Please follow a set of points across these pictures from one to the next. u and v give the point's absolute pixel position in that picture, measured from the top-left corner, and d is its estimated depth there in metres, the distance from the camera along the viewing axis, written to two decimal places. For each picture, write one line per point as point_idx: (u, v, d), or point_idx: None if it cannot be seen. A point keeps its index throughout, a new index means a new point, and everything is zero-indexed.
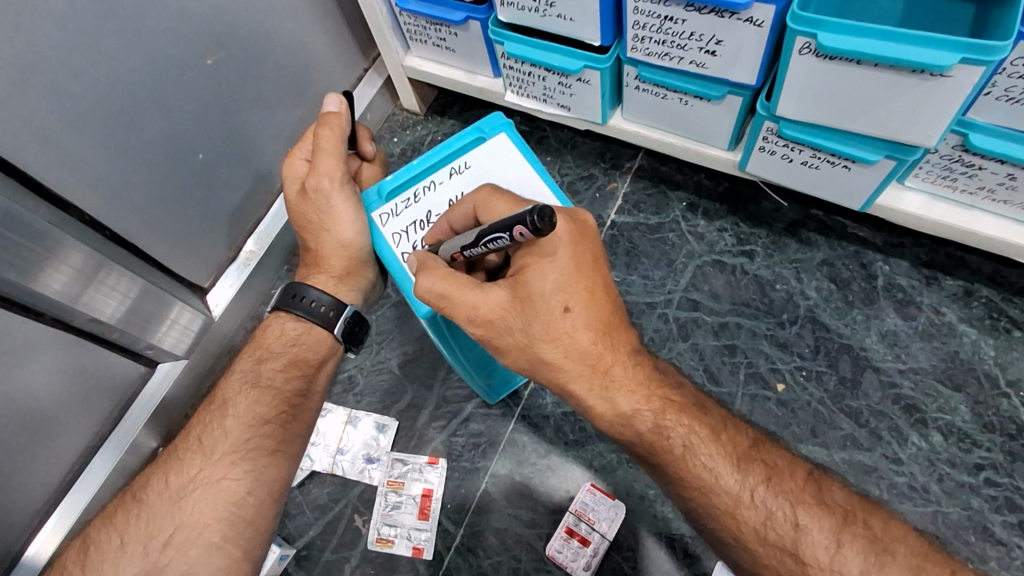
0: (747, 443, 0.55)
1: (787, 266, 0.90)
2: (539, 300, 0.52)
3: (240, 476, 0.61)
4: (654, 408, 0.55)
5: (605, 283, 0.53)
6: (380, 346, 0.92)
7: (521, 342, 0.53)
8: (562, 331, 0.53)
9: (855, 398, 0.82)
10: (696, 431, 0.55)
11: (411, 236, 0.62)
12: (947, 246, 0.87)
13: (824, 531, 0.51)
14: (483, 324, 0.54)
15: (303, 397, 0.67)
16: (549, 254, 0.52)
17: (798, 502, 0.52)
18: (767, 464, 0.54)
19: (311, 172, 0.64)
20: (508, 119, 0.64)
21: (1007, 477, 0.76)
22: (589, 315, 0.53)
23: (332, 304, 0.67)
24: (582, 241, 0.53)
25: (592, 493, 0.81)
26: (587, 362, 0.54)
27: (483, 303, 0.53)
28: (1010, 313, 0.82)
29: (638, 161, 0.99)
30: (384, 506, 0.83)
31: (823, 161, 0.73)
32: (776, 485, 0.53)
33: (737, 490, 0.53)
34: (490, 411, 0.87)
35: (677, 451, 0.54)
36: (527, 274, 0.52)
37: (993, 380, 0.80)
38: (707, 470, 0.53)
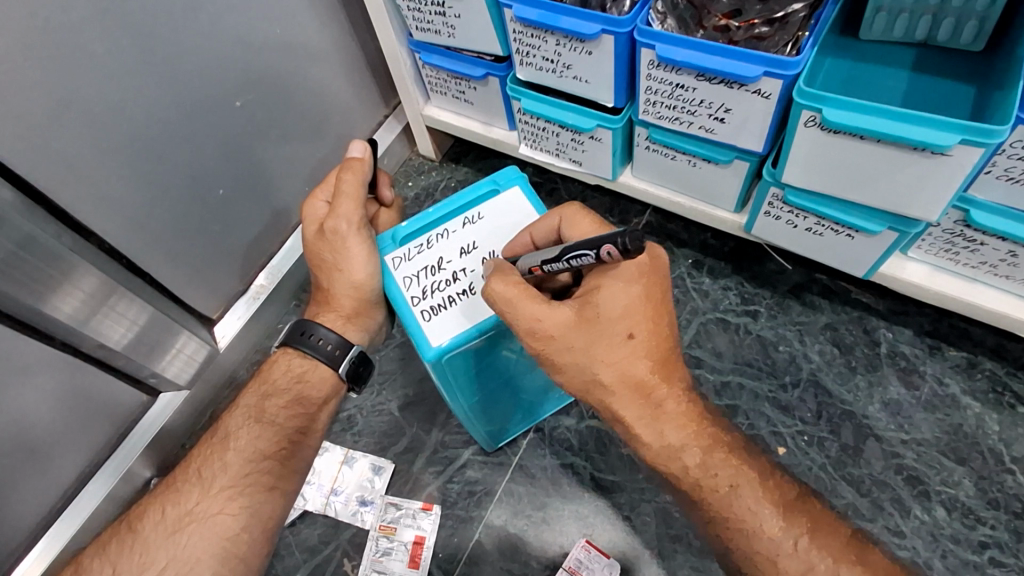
0: (792, 494, 0.52)
1: (790, 328, 0.90)
2: (605, 322, 0.47)
3: (236, 511, 0.61)
4: (703, 445, 0.51)
5: (671, 316, 0.49)
6: (381, 387, 0.93)
7: (577, 363, 0.48)
8: (622, 359, 0.48)
9: (857, 467, 0.81)
10: (744, 472, 0.51)
11: (422, 280, 0.59)
12: (950, 317, 0.87)
13: None
14: (542, 339, 0.48)
15: (304, 434, 0.67)
16: (622, 279, 0.47)
17: (840, 558, 0.49)
18: (809, 515, 0.51)
19: (330, 214, 0.64)
20: (523, 173, 0.62)
21: (1012, 558, 0.74)
22: (653, 346, 0.48)
23: (339, 343, 0.67)
24: (655, 272, 0.48)
25: (587, 549, 0.79)
26: (642, 393, 0.49)
27: (548, 317, 0.48)
28: (1013, 388, 0.82)
29: (645, 217, 1.02)
30: (375, 551, 0.82)
31: (827, 229, 0.74)
32: (819, 537, 0.50)
33: (780, 537, 0.49)
34: (487, 458, 0.87)
35: (722, 491, 0.50)
36: (599, 293, 0.47)
37: (997, 456, 0.79)
38: (750, 514, 0.50)
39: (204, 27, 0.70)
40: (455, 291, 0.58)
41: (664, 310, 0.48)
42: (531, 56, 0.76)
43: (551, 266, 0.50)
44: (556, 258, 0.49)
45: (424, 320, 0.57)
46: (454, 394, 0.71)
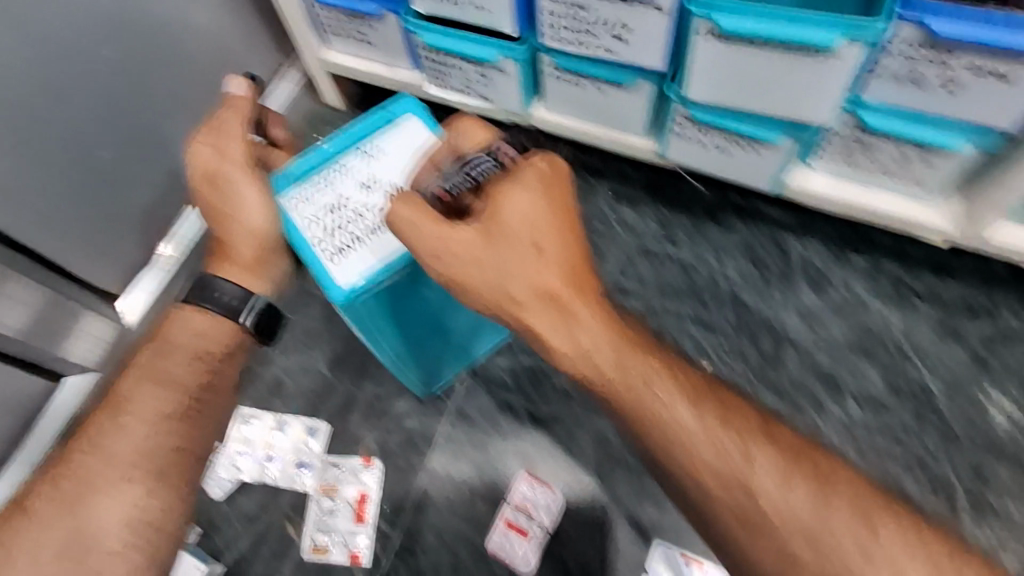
0: (703, 382, 0.48)
1: (709, 249, 0.93)
2: (510, 234, 0.46)
3: (140, 477, 0.57)
4: (612, 342, 0.47)
5: (578, 226, 0.48)
6: (308, 347, 0.90)
7: (488, 280, 0.46)
8: (533, 270, 0.46)
9: (776, 372, 0.85)
10: (655, 365, 0.47)
11: (325, 221, 0.54)
12: (854, 224, 0.92)
13: (773, 464, 0.44)
14: (448, 259, 0.46)
15: (211, 390, 0.63)
16: (523, 189, 0.47)
17: (750, 437, 0.45)
18: (721, 402, 0.47)
19: (217, 158, 0.61)
20: (420, 102, 0.58)
21: (916, 438, 0.80)
22: (561, 255, 0.47)
23: (241, 295, 0.63)
24: (555, 184, 0.48)
25: (530, 482, 0.80)
26: (552, 302, 0.46)
27: (452, 236, 0.46)
28: (912, 285, 0.88)
29: (563, 152, 1.01)
30: (319, 512, 0.80)
31: (734, 144, 0.75)
32: (730, 420, 0.45)
33: (692, 423, 0.45)
34: (424, 406, 0.86)
35: (634, 386, 0.46)
36: (500, 206, 0.47)
37: (900, 348, 0.85)
38: (662, 404, 0.45)
39: None
40: (361, 228, 0.54)
41: (568, 219, 0.47)
42: None
43: (456, 184, 0.49)
44: (461, 172, 0.48)
45: (330, 263, 0.53)
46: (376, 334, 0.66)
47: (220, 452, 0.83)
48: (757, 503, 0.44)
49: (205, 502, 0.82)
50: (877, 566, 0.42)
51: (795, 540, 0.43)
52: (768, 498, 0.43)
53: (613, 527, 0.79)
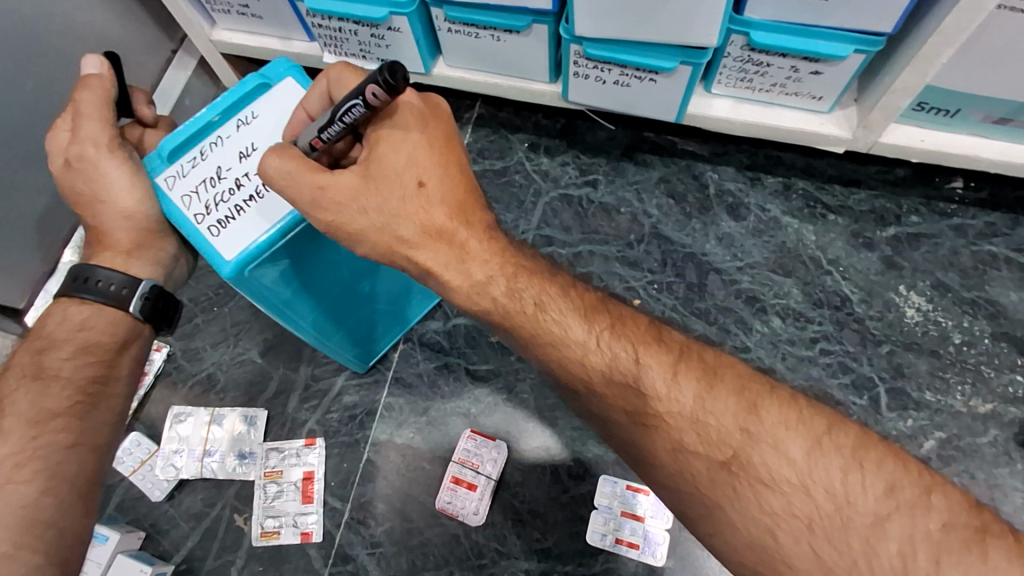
0: (596, 299, 0.48)
1: (629, 189, 0.93)
2: (392, 175, 0.45)
3: (29, 477, 0.55)
4: (505, 273, 0.47)
5: (462, 159, 0.47)
6: (238, 338, 0.88)
7: (375, 225, 0.45)
8: (419, 209, 0.46)
9: (703, 300, 0.87)
10: (547, 289, 0.47)
11: (203, 195, 0.53)
12: (764, 148, 0.93)
13: (662, 365, 0.44)
14: (332, 208, 0.45)
15: (104, 383, 0.61)
16: (401, 127, 0.46)
17: (639, 343, 0.45)
18: (611, 314, 0.47)
19: (73, 138, 0.57)
20: (295, 62, 0.56)
21: (838, 345, 0.83)
22: (445, 190, 0.46)
23: (125, 282, 0.60)
24: (435, 119, 0.47)
25: (474, 438, 0.80)
26: (442, 239, 0.47)
27: (333, 184, 0.45)
28: (823, 200, 0.90)
29: (476, 110, 1.00)
30: (265, 498, 0.79)
31: (632, 77, 0.75)
32: (620, 330, 0.46)
33: (583, 338, 0.45)
34: (362, 380, 0.85)
35: (529, 311, 0.47)
36: (379, 147, 0.45)
37: (817, 262, 0.87)
38: (554, 324, 0.46)
39: None
40: (243, 199, 0.53)
41: (450, 152, 0.46)
42: None
43: (330, 133, 0.45)
44: (331, 120, 0.44)
45: (213, 237, 0.52)
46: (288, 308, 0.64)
47: (156, 453, 0.81)
48: (644, 400, 0.43)
49: (147, 506, 0.80)
50: (761, 446, 0.40)
51: (681, 431, 0.42)
52: (659, 397, 0.43)
53: (560, 469, 0.80)
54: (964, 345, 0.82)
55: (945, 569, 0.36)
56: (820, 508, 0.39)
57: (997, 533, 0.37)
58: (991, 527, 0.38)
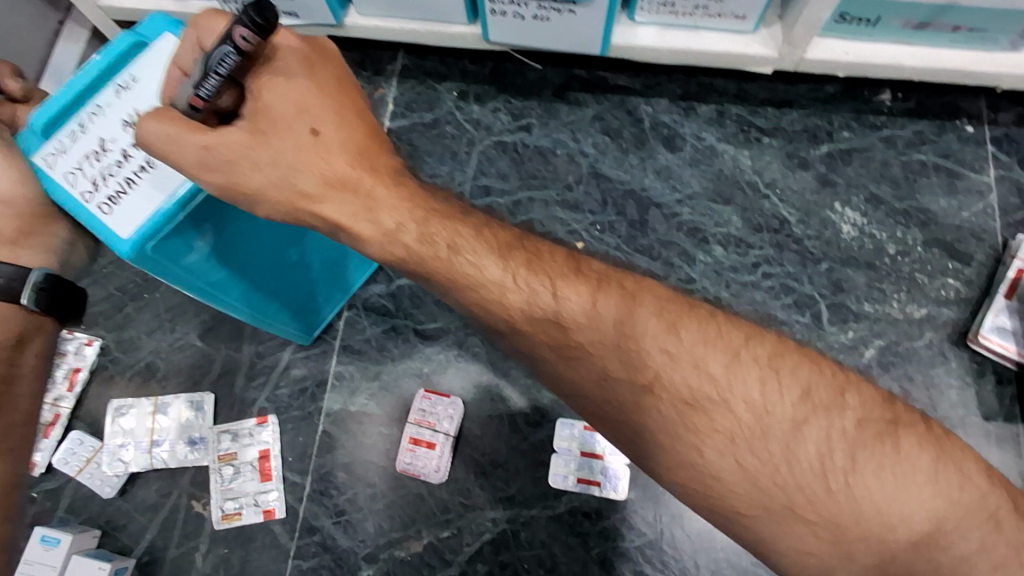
0: (510, 234, 0.45)
1: (563, 130, 0.91)
2: (282, 124, 0.42)
3: None
4: (415, 217, 0.44)
5: (357, 100, 0.45)
6: (173, 323, 0.84)
7: (273, 180, 0.43)
8: (317, 158, 0.43)
9: (645, 236, 0.86)
10: (458, 229, 0.44)
11: (88, 170, 0.49)
12: (696, 76, 0.92)
13: (584, 297, 0.42)
14: (222, 166, 0.42)
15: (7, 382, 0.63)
16: (285, 72, 0.43)
17: (557, 276, 0.43)
18: (526, 248, 0.44)
19: None
20: (173, 18, 0.53)
21: (779, 267, 0.84)
22: (342, 134, 0.44)
23: (12, 273, 0.58)
24: (321, 60, 0.44)
25: (428, 398, 0.80)
26: (346, 188, 0.44)
27: (218, 141, 0.41)
28: (757, 123, 0.90)
29: (399, 61, 0.95)
30: (222, 481, 0.77)
31: (550, 11, 0.72)
32: (537, 264, 0.43)
33: (501, 278, 0.43)
34: (309, 351, 0.83)
35: (443, 255, 0.44)
36: (263, 97, 0.42)
37: (754, 186, 0.87)
38: (470, 267, 0.43)
39: None
40: (133, 169, 0.49)
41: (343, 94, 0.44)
42: None
43: (209, 87, 0.41)
44: (207, 72, 0.40)
45: (103, 215, 0.49)
46: (214, 288, 0.61)
47: (101, 449, 0.78)
48: (567, 334, 0.42)
49: (99, 504, 0.78)
50: (683, 366, 0.40)
51: (606, 360, 0.42)
52: (582, 329, 0.42)
53: (517, 418, 0.80)
54: (898, 255, 0.84)
55: (861, 463, 0.39)
56: (740, 419, 0.40)
57: (908, 423, 0.40)
58: (901, 418, 0.40)
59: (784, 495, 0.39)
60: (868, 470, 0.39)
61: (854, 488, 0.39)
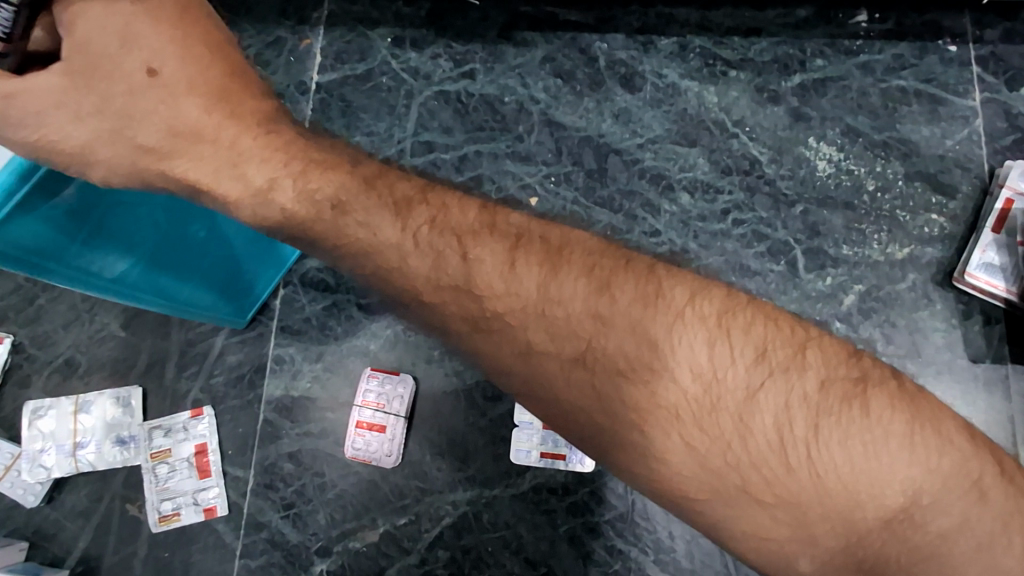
0: (409, 189, 0.41)
1: (511, 75, 0.83)
2: (107, 62, 0.40)
3: None
4: (291, 172, 0.42)
5: (201, 34, 0.42)
6: (92, 313, 0.76)
7: (105, 130, 0.41)
8: (155, 103, 0.42)
9: (605, 187, 0.79)
10: (345, 185, 0.41)
11: None
12: (655, 6, 0.83)
13: (497, 255, 0.36)
14: (38, 116, 0.39)
15: None
16: (104, 1, 0.40)
17: (466, 233, 0.37)
18: (433, 203, 0.39)
19: None
20: None
21: (751, 213, 0.78)
22: (185, 74, 0.42)
23: None
24: None
25: (375, 377, 0.73)
26: (196, 139, 0.43)
27: (30, 88, 0.39)
28: (722, 56, 0.82)
29: (325, 7, 0.85)
30: (156, 481, 0.71)
31: None
32: (442, 223, 0.38)
33: (398, 240, 0.38)
34: (244, 335, 0.76)
35: (328, 216, 0.40)
36: (77, 29, 0.40)
37: (722, 126, 0.80)
38: (362, 228, 0.39)
39: None
40: None
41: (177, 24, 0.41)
42: None
43: (4, 22, 0.38)
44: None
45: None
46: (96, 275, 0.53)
47: (20, 456, 0.72)
48: (480, 301, 0.36)
49: (25, 514, 0.72)
50: (615, 330, 0.34)
51: (528, 330, 0.35)
52: (496, 294, 0.36)
53: (474, 393, 0.74)
54: (878, 192, 0.77)
55: (824, 432, 0.33)
56: (686, 392, 0.34)
57: (877, 382, 0.34)
58: (870, 376, 0.34)
59: (736, 474, 0.33)
60: (832, 440, 0.33)
61: (816, 460, 0.33)
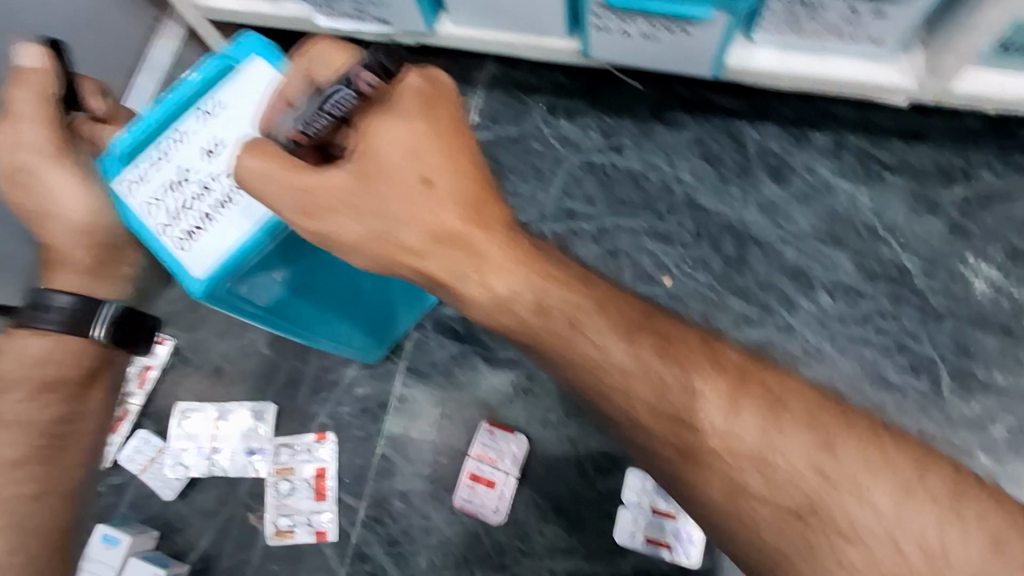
0: (636, 311, 0.43)
1: (658, 153, 0.84)
2: (390, 170, 0.40)
3: (34, 501, 0.62)
4: (534, 288, 0.42)
5: (473, 150, 0.42)
6: (243, 327, 0.83)
7: (375, 231, 0.41)
8: (423, 211, 0.40)
9: (742, 276, 0.79)
10: (582, 303, 0.42)
11: (166, 203, 0.47)
12: (813, 100, 0.83)
13: (721, 395, 0.40)
14: (319, 210, 0.40)
15: (75, 414, 0.64)
16: (399, 116, 0.40)
17: (692, 367, 0.41)
18: (659, 332, 0.42)
19: (15, 147, 0.55)
20: (262, 37, 0.49)
21: (895, 323, 0.75)
22: (455, 187, 0.41)
23: (80, 305, 0.57)
24: (439, 101, 0.41)
25: (491, 433, 0.74)
26: (455, 246, 0.41)
27: (319, 183, 0.40)
28: (880, 158, 0.80)
29: (488, 70, 0.90)
30: (277, 496, 0.76)
31: (661, 29, 0.66)
32: (671, 353, 0.41)
33: (628, 364, 0.41)
34: (374, 370, 0.80)
35: (562, 332, 0.42)
36: (376, 139, 0.40)
37: (872, 229, 0.78)
38: (593, 348, 0.41)
39: None
40: (212, 206, 0.47)
41: (457, 141, 0.41)
42: None
43: (315, 126, 0.41)
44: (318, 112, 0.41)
45: (179, 251, 0.47)
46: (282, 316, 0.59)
47: (165, 451, 0.78)
48: (702, 438, 0.40)
49: (159, 505, 0.78)
50: (841, 493, 0.39)
51: (745, 472, 0.40)
52: (717, 433, 0.40)
53: (585, 462, 0.74)
54: None
55: None
56: (903, 558, 0.38)
57: None
58: None
59: None
60: None
61: None
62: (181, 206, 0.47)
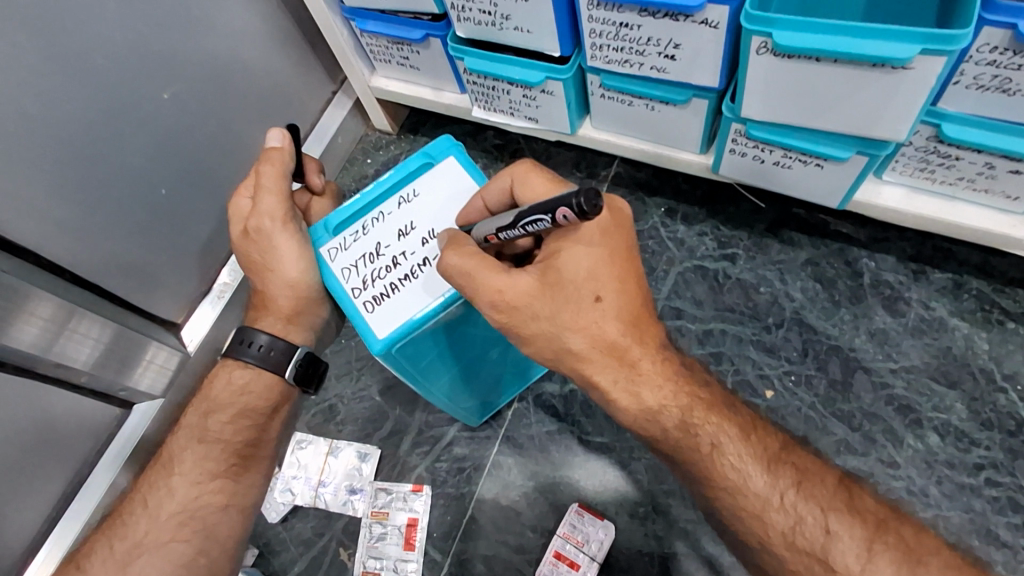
0: (776, 446, 0.51)
1: (771, 268, 0.88)
2: (569, 286, 0.48)
3: (188, 537, 0.60)
4: (681, 405, 0.51)
5: (639, 274, 0.50)
6: (360, 372, 0.90)
7: (546, 331, 0.49)
8: (591, 322, 0.49)
9: (847, 401, 0.79)
10: (726, 430, 0.51)
11: (361, 270, 0.56)
12: (934, 239, 0.84)
13: (856, 539, 0.47)
14: (507, 310, 0.49)
15: (255, 446, 0.65)
16: (583, 241, 0.48)
17: (829, 508, 0.48)
18: (796, 468, 0.50)
19: (254, 212, 0.61)
20: (457, 142, 0.59)
21: (1009, 476, 0.73)
22: (620, 305, 0.49)
23: (282, 349, 0.63)
24: (619, 230, 0.49)
25: (580, 513, 0.77)
26: (614, 355, 0.50)
27: (511, 286, 0.48)
28: (1002, 305, 0.80)
29: (613, 168, 0.98)
30: (369, 538, 0.81)
31: (795, 160, 0.71)
32: (807, 489, 0.49)
33: (765, 492, 0.49)
34: (474, 433, 0.85)
35: (705, 451, 0.51)
36: (560, 256, 0.48)
37: (989, 375, 0.77)
38: (734, 471, 0.50)
39: (111, 14, 0.65)
40: (398, 276, 0.55)
41: (629, 268, 0.49)
42: (468, 11, 0.71)
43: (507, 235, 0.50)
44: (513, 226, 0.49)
45: (367, 311, 0.54)
46: (423, 374, 0.63)
47: (276, 476, 0.85)
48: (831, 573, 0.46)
49: (262, 526, 0.84)
50: None
51: None
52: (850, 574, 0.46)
53: (668, 561, 0.75)
54: None
55: None
56: None
57: None
58: None
59: None
60: None
61: None
62: (373, 275, 0.56)
